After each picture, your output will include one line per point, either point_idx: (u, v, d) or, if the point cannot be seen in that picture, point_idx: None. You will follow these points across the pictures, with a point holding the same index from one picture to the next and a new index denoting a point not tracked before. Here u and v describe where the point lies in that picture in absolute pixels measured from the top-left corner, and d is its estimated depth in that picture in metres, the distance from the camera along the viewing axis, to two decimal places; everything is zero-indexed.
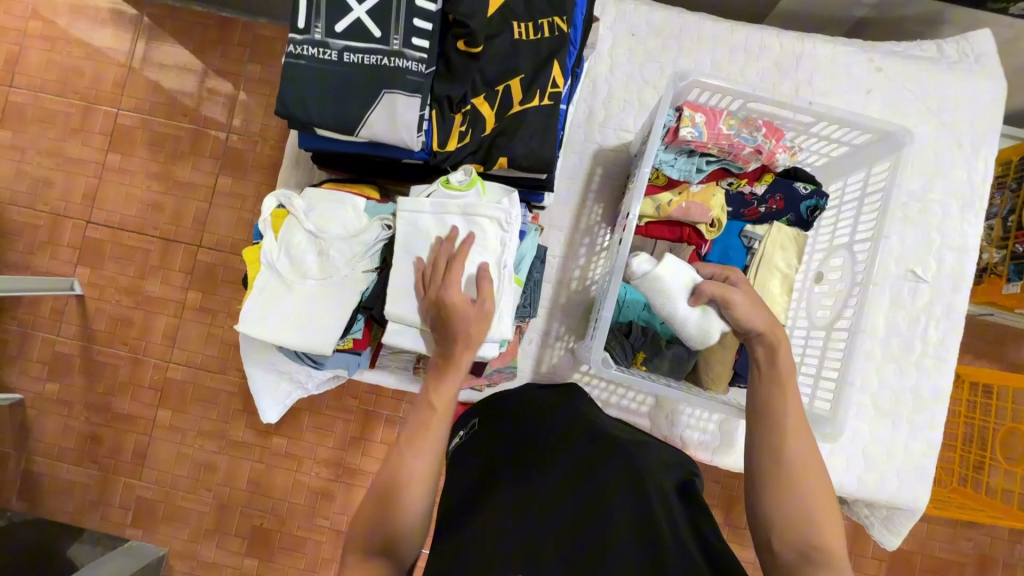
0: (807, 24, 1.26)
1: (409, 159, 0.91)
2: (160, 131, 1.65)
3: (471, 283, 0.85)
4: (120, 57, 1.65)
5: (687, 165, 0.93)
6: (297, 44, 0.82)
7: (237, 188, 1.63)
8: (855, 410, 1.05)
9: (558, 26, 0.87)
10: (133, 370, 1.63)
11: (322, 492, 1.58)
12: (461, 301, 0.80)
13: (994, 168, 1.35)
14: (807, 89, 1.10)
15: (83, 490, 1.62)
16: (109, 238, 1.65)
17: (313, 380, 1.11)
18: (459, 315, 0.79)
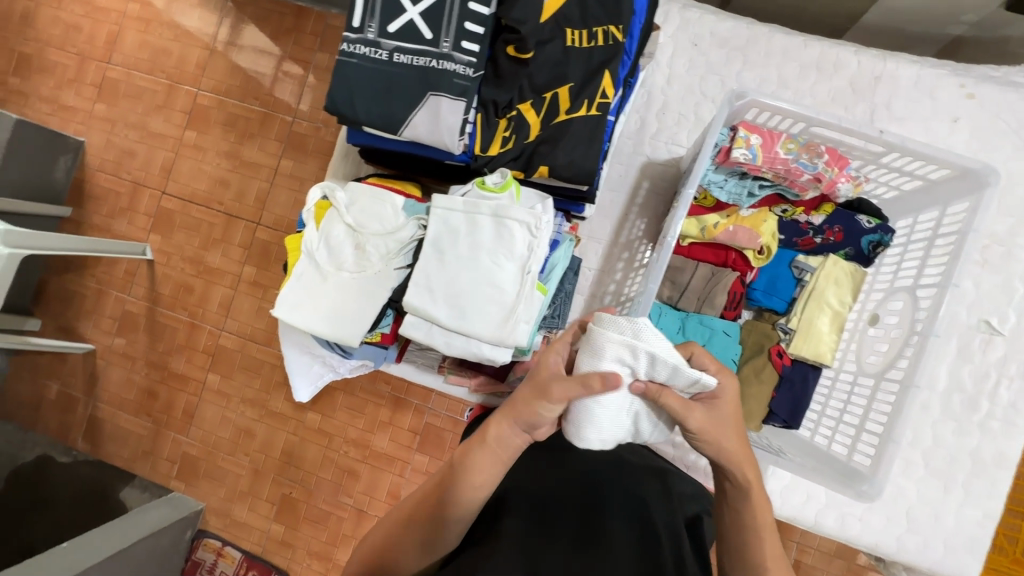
0: (897, 39, 1.16)
1: (450, 161, 0.91)
2: (232, 112, 1.74)
3: (497, 289, 0.85)
4: (204, 40, 1.76)
5: (738, 189, 0.88)
6: (350, 43, 0.84)
7: (297, 171, 1.70)
8: (902, 466, 0.97)
9: (614, 34, 0.84)
10: (189, 334, 1.74)
11: (348, 471, 1.63)
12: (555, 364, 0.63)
13: None
14: (885, 113, 1.01)
15: (138, 439, 1.75)
16: (179, 210, 1.76)
17: (344, 365, 1.14)
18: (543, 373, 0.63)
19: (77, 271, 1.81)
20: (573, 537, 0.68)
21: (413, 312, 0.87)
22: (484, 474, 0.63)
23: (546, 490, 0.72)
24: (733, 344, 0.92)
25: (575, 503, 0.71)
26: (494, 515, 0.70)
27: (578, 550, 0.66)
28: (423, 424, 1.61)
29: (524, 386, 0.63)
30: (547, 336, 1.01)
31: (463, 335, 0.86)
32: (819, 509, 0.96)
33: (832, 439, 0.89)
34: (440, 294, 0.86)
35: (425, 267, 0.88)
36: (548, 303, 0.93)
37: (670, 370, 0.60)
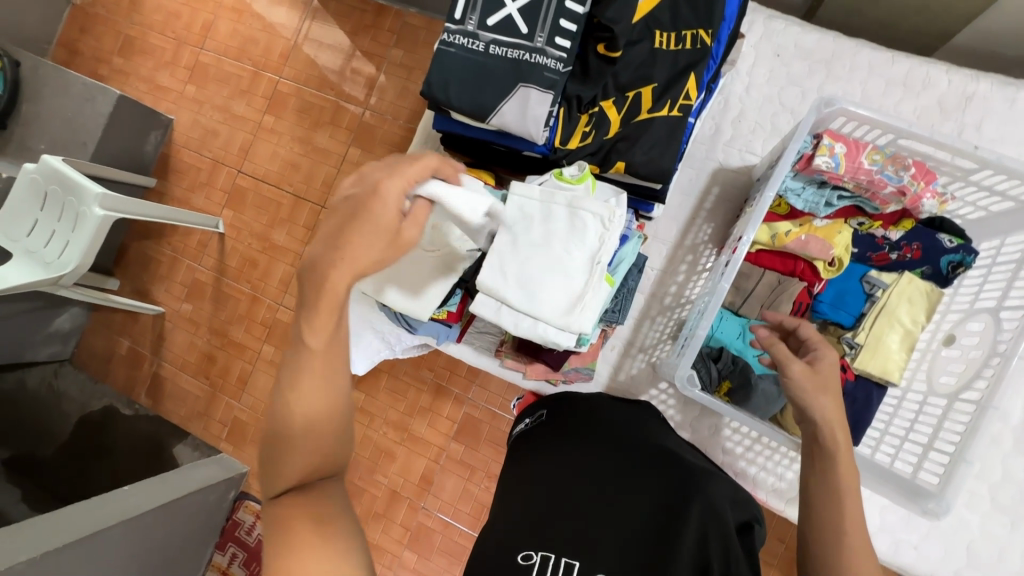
0: (985, 63, 1.13)
1: (529, 151, 0.95)
2: (309, 101, 1.84)
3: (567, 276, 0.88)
4: (289, 32, 1.87)
5: (816, 198, 0.89)
6: (450, 33, 0.90)
7: (363, 159, 1.78)
8: (966, 498, 0.93)
9: (701, 39, 0.86)
10: (250, 306, 1.85)
11: (384, 452, 1.69)
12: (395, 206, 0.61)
13: None
14: (972, 135, 0.99)
15: (195, 399, 1.87)
16: (252, 188, 1.88)
17: (401, 343, 1.20)
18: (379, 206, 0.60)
19: (155, 238, 1.95)
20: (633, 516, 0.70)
21: (485, 290, 0.91)
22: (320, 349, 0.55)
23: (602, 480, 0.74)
24: None
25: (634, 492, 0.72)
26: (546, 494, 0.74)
27: (634, 547, 0.67)
28: (461, 414, 1.65)
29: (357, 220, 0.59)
30: (605, 330, 1.04)
31: (529, 317, 0.90)
32: (872, 532, 0.94)
33: (895, 457, 0.87)
34: (512, 276, 0.89)
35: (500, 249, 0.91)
36: (612, 296, 0.96)
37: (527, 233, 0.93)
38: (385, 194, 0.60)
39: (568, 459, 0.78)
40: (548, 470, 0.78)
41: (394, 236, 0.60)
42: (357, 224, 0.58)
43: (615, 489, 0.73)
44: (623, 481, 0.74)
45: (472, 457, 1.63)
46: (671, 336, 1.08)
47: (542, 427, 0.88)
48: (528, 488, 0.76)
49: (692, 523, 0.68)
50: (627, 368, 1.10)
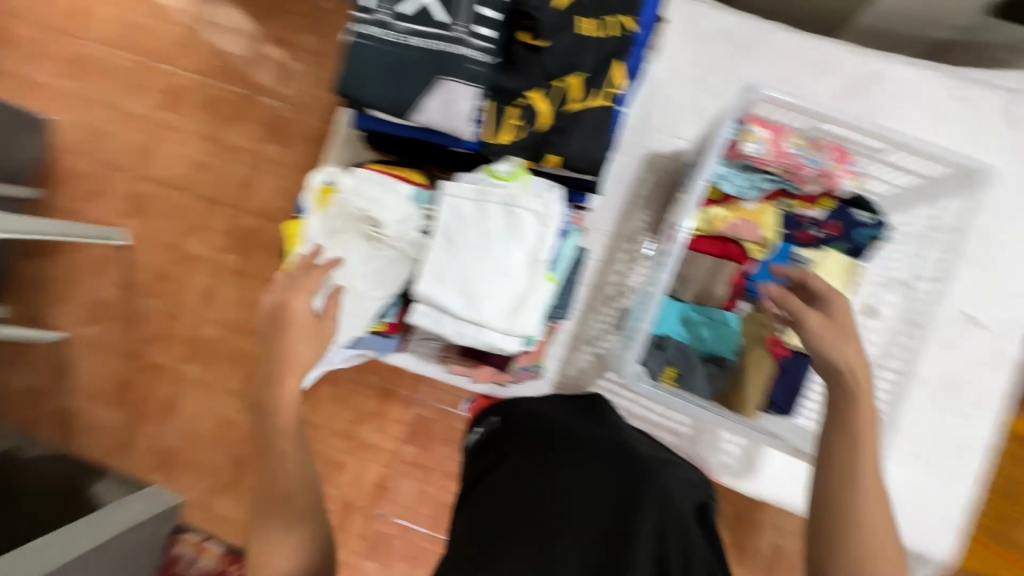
0: (886, 41, 1.20)
1: (458, 148, 0.90)
2: (213, 94, 1.67)
3: (510, 279, 0.86)
4: (183, 17, 1.68)
5: (746, 182, 0.94)
6: (360, 24, 0.82)
7: (282, 156, 1.64)
8: (888, 452, 1.01)
9: (626, 25, 0.84)
10: (168, 323, 1.68)
11: (333, 463, 1.61)
12: (302, 313, 0.85)
13: None
14: (878, 112, 1.05)
15: (114, 431, 1.69)
16: (157, 194, 1.69)
17: (339, 355, 1.12)
18: (294, 324, 0.85)
19: (44, 256, 1.72)
20: (588, 517, 0.70)
21: (426, 300, 0.86)
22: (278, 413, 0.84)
23: (558, 482, 0.73)
24: (732, 334, 0.96)
25: (589, 491, 0.71)
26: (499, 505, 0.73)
27: (594, 559, 0.67)
28: (412, 415, 1.59)
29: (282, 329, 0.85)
30: (551, 326, 1.01)
31: (472, 324, 0.86)
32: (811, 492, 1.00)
33: None
34: (452, 281, 0.86)
35: (438, 255, 0.87)
36: (556, 292, 0.94)
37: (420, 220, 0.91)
38: (294, 307, 0.85)
39: (519, 473, 0.75)
40: (500, 487, 0.75)
41: (314, 331, 0.86)
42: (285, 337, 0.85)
43: (569, 500, 0.71)
44: (577, 488, 0.72)
45: (426, 457, 1.58)
46: (615, 325, 1.08)
47: (493, 434, 0.84)
48: (485, 507, 0.74)
49: (648, 524, 0.68)
50: (575, 361, 1.10)
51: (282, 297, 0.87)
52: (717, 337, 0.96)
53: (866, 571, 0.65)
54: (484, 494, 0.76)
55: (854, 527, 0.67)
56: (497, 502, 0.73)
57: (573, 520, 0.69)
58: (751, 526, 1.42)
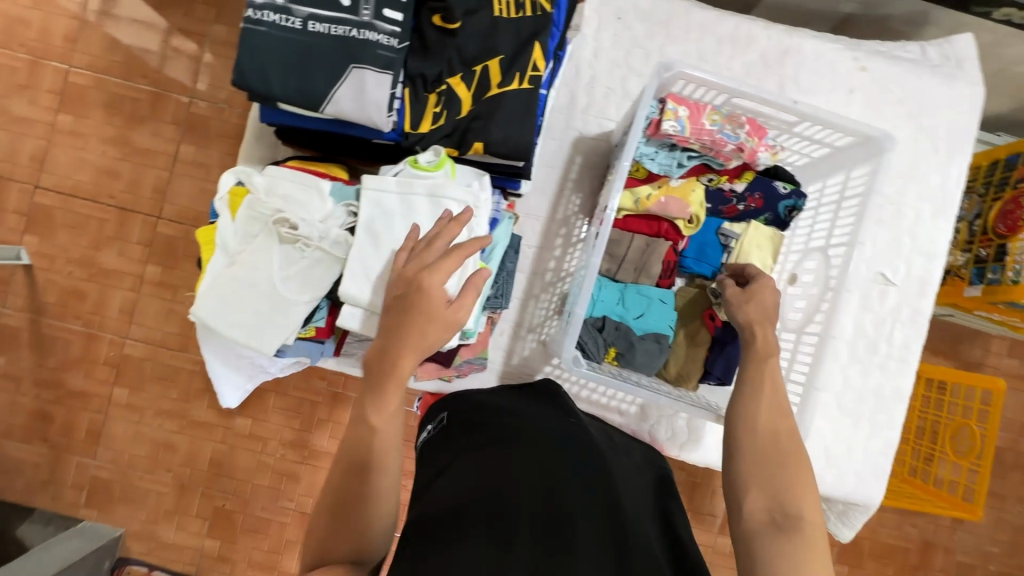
0: (798, 17, 1.24)
1: (378, 140, 0.86)
2: (115, 92, 1.51)
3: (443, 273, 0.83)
4: (72, 8, 1.50)
5: (668, 160, 0.92)
6: (256, 9, 0.76)
7: (201, 157, 1.52)
8: (820, 410, 1.07)
9: (541, 5, 0.82)
10: (86, 345, 1.52)
11: (287, 475, 1.54)
12: (437, 297, 0.73)
13: (979, 168, 1.39)
14: (792, 86, 1.09)
15: (34, 469, 1.52)
16: (59, 205, 1.51)
17: (276, 364, 1.05)
18: (426, 306, 0.72)
19: None
20: (541, 485, 0.69)
21: (351, 301, 0.82)
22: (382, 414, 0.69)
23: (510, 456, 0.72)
24: (669, 311, 0.98)
25: (541, 462, 0.71)
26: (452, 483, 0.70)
27: (543, 524, 0.65)
28: None
29: (423, 322, 0.72)
30: (490, 317, 1.00)
31: None
32: None
33: None
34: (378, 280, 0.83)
35: (362, 252, 0.83)
36: (491, 283, 0.92)
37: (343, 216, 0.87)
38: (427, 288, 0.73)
39: (471, 461, 0.72)
40: (451, 477, 0.71)
41: (443, 321, 0.73)
42: (399, 322, 0.72)
43: (523, 478, 0.69)
44: (531, 467, 0.71)
45: None
46: (556, 310, 1.08)
47: (441, 435, 0.82)
48: (435, 500, 0.69)
49: (597, 492, 0.69)
50: (519, 350, 1.09)
51: (411, 280, 0.74)
52: (655, 314, 0.97)
53: (799, 504, 0.65)
54: (432, 491, 0.71)
55: (772, 451, 0.70)
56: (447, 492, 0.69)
57: (529, 496, 0.67)
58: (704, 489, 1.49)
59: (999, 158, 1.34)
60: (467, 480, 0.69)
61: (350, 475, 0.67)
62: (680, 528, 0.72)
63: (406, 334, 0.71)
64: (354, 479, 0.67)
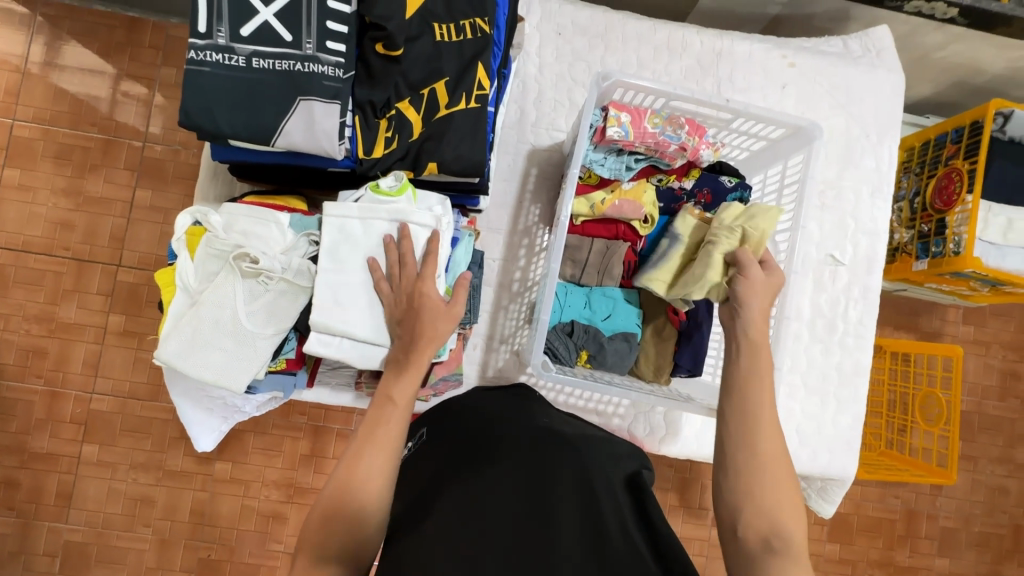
0: (729, 21, 1.31)
1: (334, 168, 0.87)
2: (64, 143, 1.49)
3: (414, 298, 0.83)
4: (13, 62, 1.48)
5: (617, 164, 0.96)
6: (198, 50, 0.77)
7: (159, 201, 1.50)
8: (788, 391, 1.10)
9: (480, 27, 0.85)
10: (50, 404, 1.47)
11: (273, 516, 1.50)
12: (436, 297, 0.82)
13: (912, 148, 1.48)
14: (729, 86, 1.14)
15: (1, 540, 1.45)
16: (12, 262, 1.47)
17: (251, 403, 1.04)
18: (428, 302, 0.81)
19: None
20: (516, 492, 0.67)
21: (321, 329, 0.83)
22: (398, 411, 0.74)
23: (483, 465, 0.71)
24: (634, 309, 1.01)
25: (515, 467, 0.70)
26: (429, 502, 0.69)
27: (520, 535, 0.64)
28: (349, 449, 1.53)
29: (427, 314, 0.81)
30: (463, 333, 1.01)
31: (371, 341, 0.84)
32: None
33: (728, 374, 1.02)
34: (346, 304, 0.84)
35: (327, 278, 0.84)
36: None
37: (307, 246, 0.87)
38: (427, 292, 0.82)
39: (449, 475, 0.72)
40: (432, 488, 0.71)
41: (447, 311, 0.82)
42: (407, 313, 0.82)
43: (502, 483, 0.68)
44: (508, 470, 0.70)
45: None
46: (526, 319, 1.09)
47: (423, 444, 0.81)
48: (415, 515, 0.69)
49: (572, 491, 0.68)
50: (494, 362, 1.10)
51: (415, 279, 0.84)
52: (623, 314, 1.00)
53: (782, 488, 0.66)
54: (413, 501, 0.72)
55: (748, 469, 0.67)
56: (426, 501, 0.70)
57: (506, 500, 0.67)
58: (693, 484, 1.52)
59: (929, 139, 1.43)
60: (443, 490, 0.69)
61: (349, 474, 0.68)
62: (657, 521, 0.68)
63: (418, 329, 0.80)
64: (356, 478, 0.67)
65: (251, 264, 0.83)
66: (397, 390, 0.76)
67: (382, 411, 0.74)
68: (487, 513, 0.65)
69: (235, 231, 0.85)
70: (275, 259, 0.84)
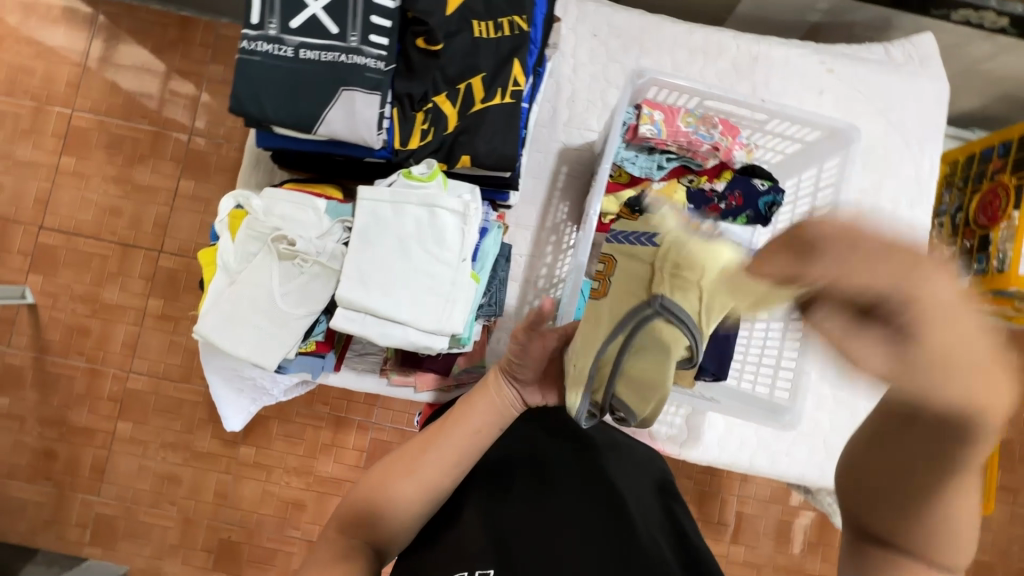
0: (769, 28, 1.30)
1: (370, 158, 0.90)
2: (118, 134, 1.57)
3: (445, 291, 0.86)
4: (75, 57, 1.57)
5: (648, 163, 0.97)
6: (251, 40, 0.81)
7: (201, 192, 1.57)
8: (815, 401, 1.10)
9: (518, 25, 0.87)
10: (90, 381, 1.54)
11: (293, 503, 1.53)
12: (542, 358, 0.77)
13: (955, 161, 1.43)
14: (764, 90, 1.14)
15: (37, 509, 1.52)
16: (63, 244, 1.55)
17: (279, 386, 1.08)
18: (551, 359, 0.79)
19: None
20: (533, 495, 0.71)
21: (347, 304, 0.85)
22: (477, 419, 0.74)
23: (502, 476, 0.74)
24: None
25: (535, 472, 0.74)
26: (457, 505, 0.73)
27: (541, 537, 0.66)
28: (368, 441, 1.54)
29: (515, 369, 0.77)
30: (486, 325, 1.03)
31: (397, 323, 0.85)
32: (752, 452, 1.09)
33: (755, 381, 1.05)
34: (374, 285, 0.85)
35: (356, 259, 0.86)
36: (483, 291, 0.96)
37: (341, 230, 0.90)
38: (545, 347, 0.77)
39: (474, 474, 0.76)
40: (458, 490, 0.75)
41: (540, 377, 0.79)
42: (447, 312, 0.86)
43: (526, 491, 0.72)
44: (531, 481, 0.73)
45: None
46: None
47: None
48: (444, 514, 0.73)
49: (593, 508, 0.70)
50: None
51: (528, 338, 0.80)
52: None
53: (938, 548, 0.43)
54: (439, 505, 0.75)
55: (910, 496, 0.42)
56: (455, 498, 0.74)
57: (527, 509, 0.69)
58: (713, 496, 1.49)
59: (975, 154, 1.38)
60: (469, 491, 0.73)
61: (397, 475, 0.69)
62: (693, 538, 0.70)
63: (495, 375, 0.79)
64: (402, 478, 0.69)
65: (289, 245, 0.86)
66: (465, 408, 0.75)
67: (459, 417, 0.74)
68: (510, 516, 0.69)
69: (275, 214, 0.89)
70: (309, 242, 0.87)
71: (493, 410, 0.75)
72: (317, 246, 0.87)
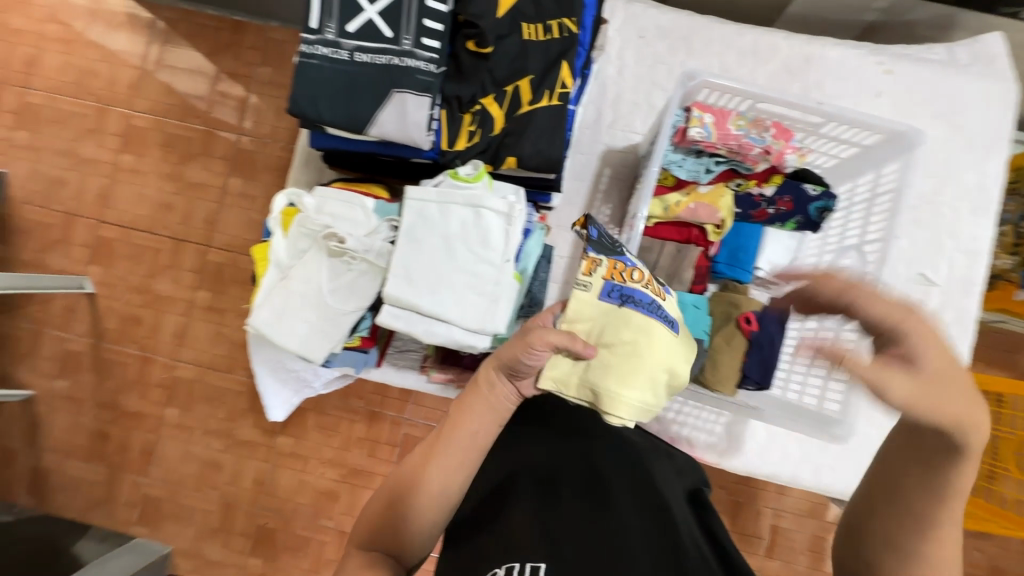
0: (821, 28, 1.26)
1: (418, 159, 0.92)
2: (173, 133, 1.65)
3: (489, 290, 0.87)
4: (136, 60, 1.65)
5: (696, 166, 0.96)
6: (309, 44, 0.84)
7: (248, 189, 1.63)
8: (867, 415, 1.07)
9: (568, 27, 0.87)
10: (142, 368, 1.62)
11: (327, 493, 1.57)
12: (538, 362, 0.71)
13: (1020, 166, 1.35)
14: (817, 92, 1.10)
15: (91, 487, 1.60)
16: (121, 238, 1.64)
17: (320, 379, 1.11)
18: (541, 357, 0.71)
19: (6, 312, 1.63)
20: (581, 497, 0.66)
21: (394, 301, 0.87)
22: (475, 421, 0.69)
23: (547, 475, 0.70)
24: (704, 316, 0.96)
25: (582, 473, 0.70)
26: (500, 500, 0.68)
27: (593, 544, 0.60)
28: (401, 436, 1.57)
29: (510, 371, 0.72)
30: None
31: (441, 322, 0.87)
32: (795, 464, 1.06)
33: (802, 393, 1.02)
34: (420, 283, 0.87)
35: (403, 257, 0.88)
36: (524, 292, 0.96)
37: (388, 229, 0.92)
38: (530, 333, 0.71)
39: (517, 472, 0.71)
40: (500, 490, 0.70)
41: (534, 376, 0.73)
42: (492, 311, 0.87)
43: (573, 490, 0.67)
44: (579, 482, 0.69)
45: None
46: None
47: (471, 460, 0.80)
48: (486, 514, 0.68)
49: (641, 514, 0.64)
50: None
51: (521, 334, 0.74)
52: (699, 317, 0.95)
53: None
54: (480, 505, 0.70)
55: (915, 534, 0.50)
56: (492, 497, 0.70)
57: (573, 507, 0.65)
58: (748, 507, 1.45)
59: None
60: (512, 491, 0.68)
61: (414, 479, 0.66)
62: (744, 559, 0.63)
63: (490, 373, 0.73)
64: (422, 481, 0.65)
65: (339, 243, 0.89)
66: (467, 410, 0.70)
67: (456, 421, 0.69)
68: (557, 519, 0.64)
69: (325, 212, 0.92)
70: (358, 240, 0.89)
71: (491, 408, 0.70)
72: (365, 244, 0.90)
